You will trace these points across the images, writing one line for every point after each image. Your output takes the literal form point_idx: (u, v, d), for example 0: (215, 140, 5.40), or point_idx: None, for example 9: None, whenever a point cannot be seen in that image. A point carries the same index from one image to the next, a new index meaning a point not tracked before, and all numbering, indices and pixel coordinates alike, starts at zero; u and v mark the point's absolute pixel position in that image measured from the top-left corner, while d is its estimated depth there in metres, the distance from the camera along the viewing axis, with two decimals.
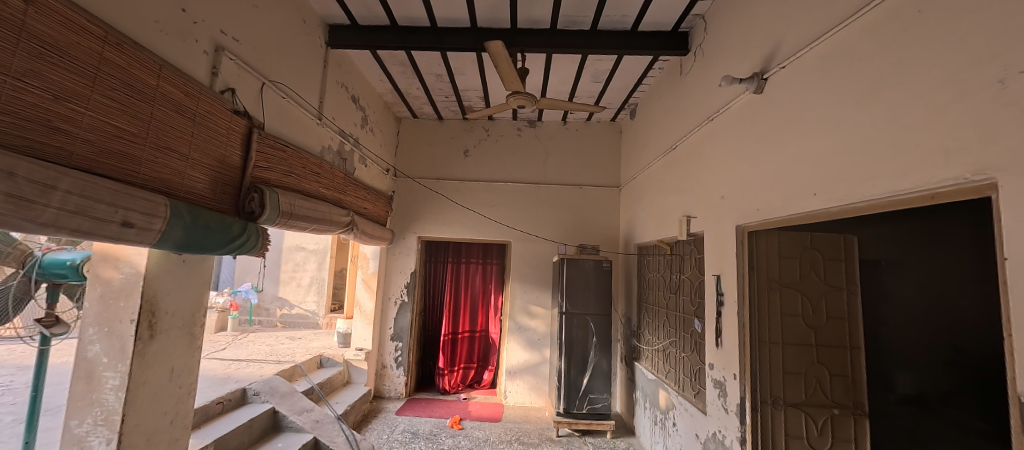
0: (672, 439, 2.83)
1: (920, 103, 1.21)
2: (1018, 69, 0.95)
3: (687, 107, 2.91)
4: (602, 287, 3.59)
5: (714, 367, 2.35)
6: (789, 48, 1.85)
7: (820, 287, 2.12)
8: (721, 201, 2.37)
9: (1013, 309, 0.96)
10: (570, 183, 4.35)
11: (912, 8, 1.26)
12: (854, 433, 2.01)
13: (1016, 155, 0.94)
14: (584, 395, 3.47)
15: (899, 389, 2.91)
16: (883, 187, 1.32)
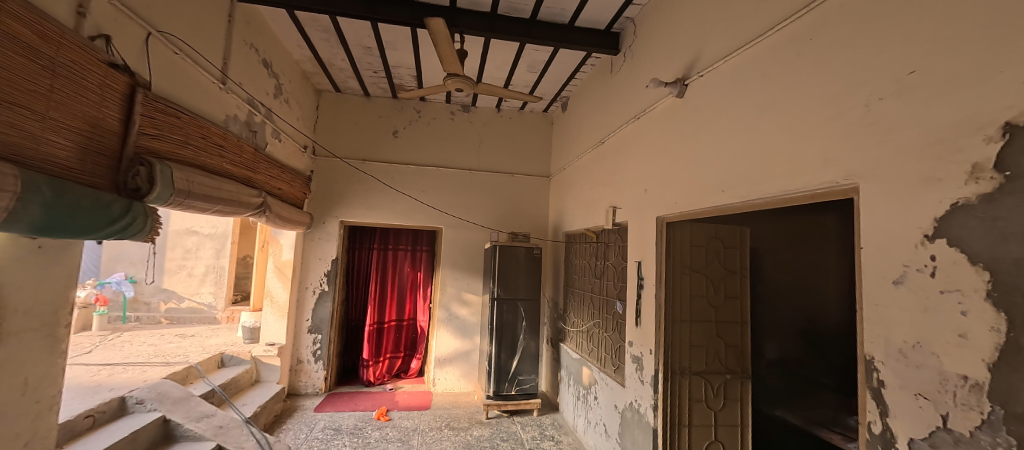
0: (594, 411, 3.05)
1: (808, 118, 1.38)
2: (879, 96, 1.12)
3: (616, 103, 3.06)
4: (533, 273, 3.69)
5: (634, 344, 2.56)
6: (708, 59, 2.01)
7: (720, 270, 2.38)
8: (645, 193, 2.56)
9: (863, 287, 1.12)
10: (503, 171, 4.37)
11: (806, 35, 1.43)
12: (740, 393, 2.34)
13: (875, 165, 1.11)
14: (513, 377, 3.58)
15: (767, 354, 3.29)
16: (776, 187, 1.49)
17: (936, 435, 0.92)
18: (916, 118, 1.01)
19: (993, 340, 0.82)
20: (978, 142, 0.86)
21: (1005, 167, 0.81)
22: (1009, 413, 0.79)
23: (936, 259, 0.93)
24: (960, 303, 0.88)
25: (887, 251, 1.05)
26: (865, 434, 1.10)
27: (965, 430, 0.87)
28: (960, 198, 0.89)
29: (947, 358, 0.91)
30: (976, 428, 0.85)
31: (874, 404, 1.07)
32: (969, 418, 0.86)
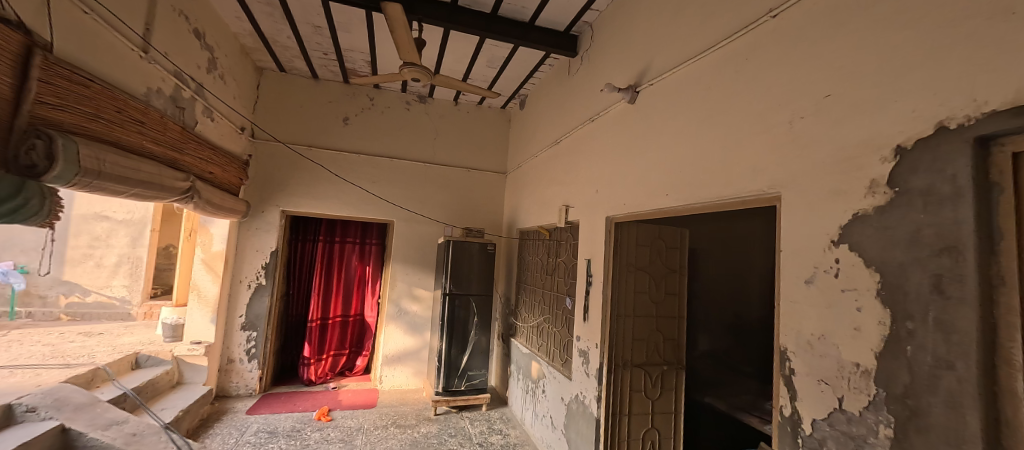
0: (541, 404, 3.08)
1: (737, 132, 1.38)
2: (800, 114, 1.15)
3: (572, 105, 3.04)
4: (486, 269, 3.68)
5: (580, 339, 2.56)
6: (658, 68, 1.92)
7: (662, 269, 2.43)
8: (596, 194, 2.50)
9: (783, 287, 1.17)
10: (458, 166, 4.31)
11: (742, 55, 1.41)
12: (676, 383, 2.43)
13: (795, 177, 1.14)
14: (463, 372, 3.55)
15: (701, 347, 3.49)
16: (707, 194, 1.49)
17: (833, 416, 0.99)
18: (829, 137, 1.05)
19: (881, 331, 0.90)
20: (877, 161, 0.93)
21: (896, 184, 0.89)
22: (891, 395, 0.87)
23: (839, 262, 1.00)
24: (856, 301, 0.95)
25: (802, 254, 1.11)
26: (778, 418, 1.15)
27: (856, 410, 0.94)
28: (860, 209, 0.96)
29: (845, 348, 0.97)
30: (864, 408, 0.93)
31: (786, 389, 1.13)
32: (859, 399, 0.94)
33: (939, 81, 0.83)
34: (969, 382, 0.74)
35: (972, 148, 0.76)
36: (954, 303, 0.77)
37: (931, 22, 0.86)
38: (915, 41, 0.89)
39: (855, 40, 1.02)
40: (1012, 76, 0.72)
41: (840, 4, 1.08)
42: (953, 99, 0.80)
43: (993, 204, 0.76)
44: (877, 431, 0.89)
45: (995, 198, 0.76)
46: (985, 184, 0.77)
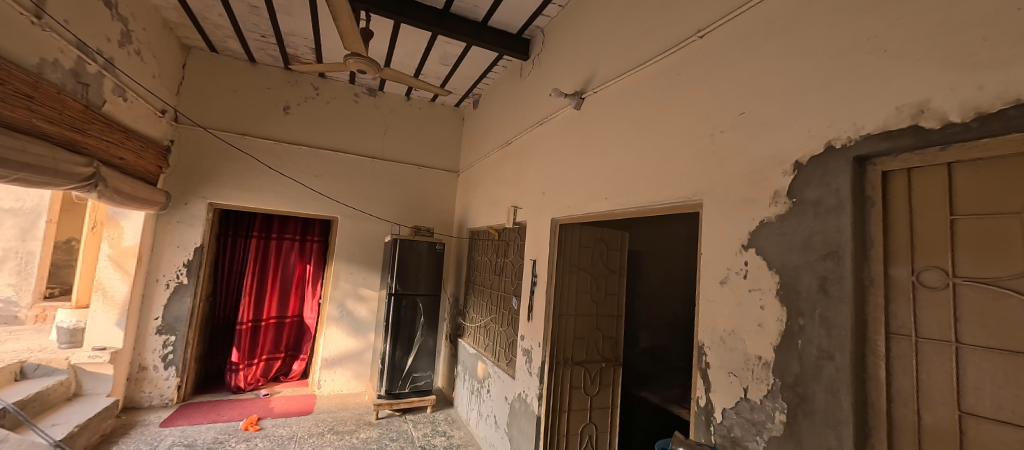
0: (485, 404, 3.08)
1: (668, 142, 1.46)
2: (720, 129, 1.24)
3: (522, 108, 3.06)
4: (434, 268, 3.60)
5: (524, 338, 2.59)
6: (602, 77, 2.00)
7: (603, 270, 2.53)
8: (542, 196, 2.55)
9: (701, 288, 1.25)
10: (407, 162, 4.18)
11: (674, 70, 1.50)
12: (613, 379, 2.54)
13: (714, 187, 1.23)
14: (407, 374, 3.46)
15: (640, 343, 3.65)
16: (641, 200, 1.56)
17: (739, 405, 1.08)
18: (743, 150, 1.15)
19: (779, 327, 1.00)
20: (781, 175, 1.03)
21: (794, 195, 0.99)
22: (785, 384, 0.96)
23: (748, 265, 1.10)
24: (761, 299, 1.05)
25: (718, 258, 1.20)
26: (694, 410, 1.22)
27: (757, 398, 1.03)
28: (765, 217, 1.06)
29: (751, 342, 1.06)
30: (763, 396, 1.02)
31: (702, 382, 1.21)
32: (760, 389, 1.03)
33: (831, 106, 0.94)
34: (844, 370, 0.85)
35: (852, 166, 0.88)
36: (836, 302, 0.88)
37: (826, 55, 0.97)
38: (812, 69, 1.00)
39: (767, 63, 1.12)
40: (884, 107, 0.84)
41: (756, 30, 1.17)
42: (839, 122, 0.91)
43: (866, 216, 0.88)
44: (773, 417, 0.98)
45: (867, 211, 0.88)
46: (861, 197, 0.88)
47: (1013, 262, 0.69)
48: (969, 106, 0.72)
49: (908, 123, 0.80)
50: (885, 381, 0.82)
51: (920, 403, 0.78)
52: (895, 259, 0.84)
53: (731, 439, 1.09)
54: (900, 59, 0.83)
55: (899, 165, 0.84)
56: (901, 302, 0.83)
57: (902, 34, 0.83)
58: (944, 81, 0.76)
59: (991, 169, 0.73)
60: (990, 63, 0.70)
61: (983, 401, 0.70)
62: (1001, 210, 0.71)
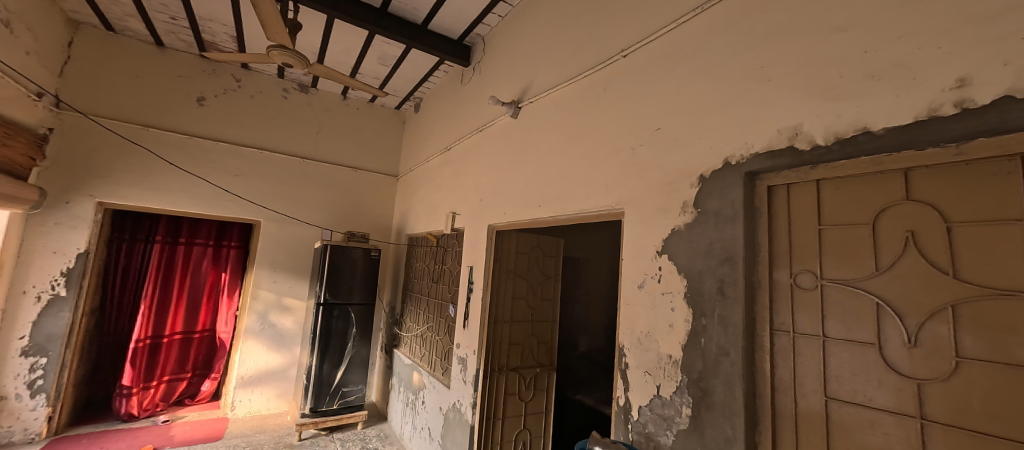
0: (420, 416, 2.97)
1: (595, 153, 1.54)
2: (639, 143, 1.33)
3: (463, 114, 3.05)
4: (369, 276, 3.42)
5: (460, 346, 2.54)
6: (537, 88, 2.05)
7: (539, 276, 2.58)
8: (480, 202, 2.54)
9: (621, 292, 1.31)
10: (341, 164, 3.95)
11: (600, 86, 1.58)
12: (547, 384, 2.60)
13: (633, 197, 1.31)
14: (336, 389, 3.22)
15: (580, 347, 3.64)
16: (570, 208, 1.62)
17: (652, 401, 1.15)
18: (658, 163, 1.23)
19: (686, 326, 1.08)
20: (689, 187, 1.12)
21: (698, 205, 1.09)
22: (690, 379, 1.05)
23: (661, 269, 1.18)
24: (671, 301, 1.13)
25: (635, 262, 1.27)
26: (616, 410, 1.28)
27: (668, 394, 1.11)
28: (675, 225, 1.15)
29: (663, 342, 1.14)
30: (673, 392, 1.09)
31: (621, 381, 1.27)
32: (670, 385, 1.10)
33: (728, 125, 1.05)
34: (738, 364, 0.94)
35: (744, 180, 0.99)
36: (731, 302, 0.97)
37: (725, 81, 1.08)
38: (714, 93, 1.11)
39: (678, 85, 1.23)
40: (769, 130, 0.95)
41: (670, 54, 1.28)
42: (734, 141, 1.03)
43: (755, 225, 0.99)
44: (681, 411, 1.06)
45: (756, 220, 0.99)
46: (751, 209, 0.99)
47: (863, 265, 0.82)
48: (830, 132, 0.84)
49: (786, 143, 0.92)
50: (769, 372, 0.93)
51: (797, 390, 0.89)
52: (778, 263, 0.95)
53: (646, 435, 1.15)
54: (780, 89, 0.95)
55: (780, 180, 0.95)
56: (782, 301, 0.94)
57: (782, 68, 0.95)
58: (813, 109, 0.88)
59: (847, 186, 0.86)
60: (845, 96, 0.83)
61: (843, 385, 0.82)
62: (854, 221, 0.84)
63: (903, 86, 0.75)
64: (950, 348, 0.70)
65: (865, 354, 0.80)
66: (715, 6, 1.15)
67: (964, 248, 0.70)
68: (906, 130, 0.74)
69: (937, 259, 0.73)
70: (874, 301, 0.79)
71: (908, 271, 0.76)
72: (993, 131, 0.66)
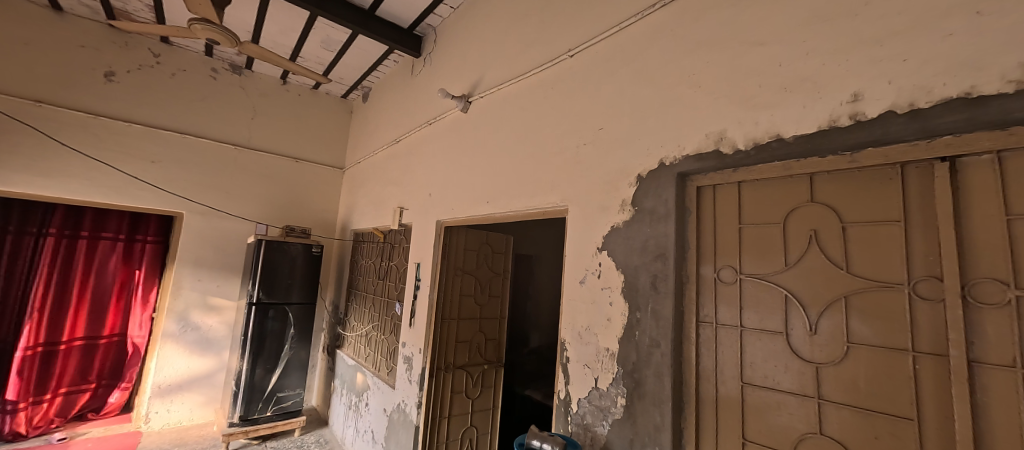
0: (363, 419, 2.86)
1: (542, 151, 1.56)
2: (583, 142, 1.36)
3: (413, 106, 2.96)
4: (309, 274, 3.22)
5: (406, 345, 2.47)
6: (487, 84, 2.04)
7: (488, 273, 2.58)
8: (428, 197, 2.48)
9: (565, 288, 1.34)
10: (279, 153, 3.66)
11: (548, 84, 1.60)
12: (495, 380, 2.60)
13: (578, 194, 1.34)
14: (270, 395, 3.00)
15: (530, 343, 3.70)
16: (518, 204, 1.63)
17: (591, 393, 1.19)
18: (601, 162, 1.27)
19: (623, 320, 1.13)
20: (629, 186, 1.17)
21: (636, 204, 1.14)
22: (625, 371, 1.10)
23: (601, 265, 1.22)
24: (610, 296, 1.18)
25: (577, 258, 1.31)
26: (557, 403, 1.30)
27: (605, 386, 1.15)
28: (615, 222, 1.19)
29: (601, 336, 1.18)
30: (610, 384, 1.14)
31: (562, 376, 1.29)
32: (607, 377, 1.15)
33: (664, 128, 1.10)
34: (667, 355, 1.00)
35: (675, 181, 1.05)
36: (663, 296, 1.03)
37: (662, 86, 1.14)
38: (652, 97, 1.16)
39: (621, 87, 1.27)
40: (699, 134, 1.02)
41: (613, 56, 1.32)
42: (669, 143, 1.08)
43: (686, 224, 1.06)
44: (616, 401, 1.11)
45: (686, 219, 1.06)
46: (682, 208, 1.06)
47: (775, 261, 0.90)
48: (749, 138, 0.92)
49: (712, 147, 0.98)
50: (695, 361, 0.99)
51: (718, 377, 0.96)
52: (704, 258, 1.02)
53: (585, 426, 1.19)
54: (710, 95, 1.01)
55: (708, 182, 1.02)
56: (707, 295, 1.00)
57: (712, 76, 1.02)
58: (736, 116, 0.95)
59: (763, 189, 0.94)
60: (764, 105, 0.90)
61: (756, 372, 0.89)
62: (769, 221, 0.92)
63: (810, 99, 0.83)
64: (843, 335, 0.78)
65: (774, 341, 0.88)
66: (655, 13, 1.21)
67: (855, 245, 0.79)
68: (811, 138, 0.82)
69: (834, 255, 0.82)
70: (783, 293, 0.87)
71: (810, 266, 0.84)
72: (878, 142, 0.75)
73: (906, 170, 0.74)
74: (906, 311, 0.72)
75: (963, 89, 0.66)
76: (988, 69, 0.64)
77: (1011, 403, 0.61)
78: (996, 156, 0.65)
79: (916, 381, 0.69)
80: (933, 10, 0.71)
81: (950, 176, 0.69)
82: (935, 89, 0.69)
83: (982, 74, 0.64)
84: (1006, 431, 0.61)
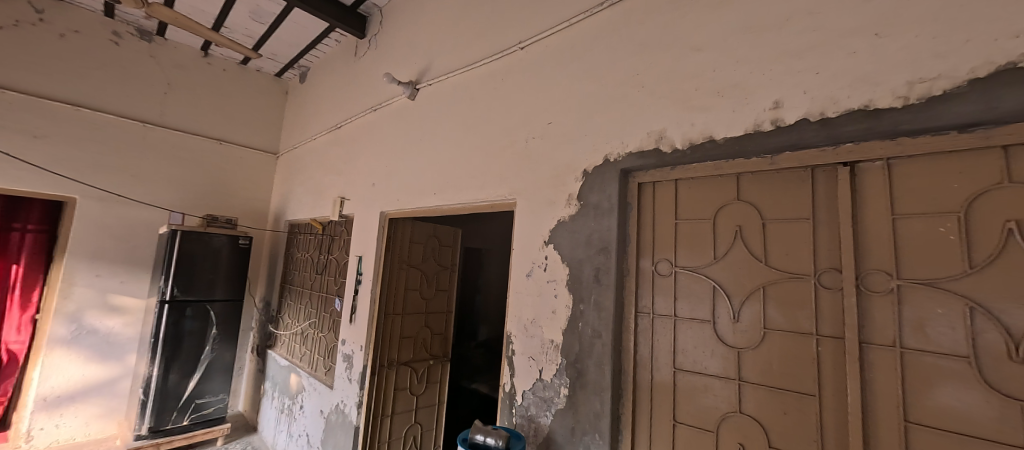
0: (297, 423, 2.69)
1: (491, 143, 1.54)
2: (533, 135, 1.37)
3: (356, 90, 2.79)
4: (235, 269, 2.95)
5: (346, 342, 2.35)
6: (436, 71, 1.98)
7: (435, 267, 2.53)
8: (372, 187, 2.37)
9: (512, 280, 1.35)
10: (200, 134, 3.29)
11: (499, 75, 1.58)
12: (440, 376, 2.57)
13: (526, 187, 1.35)
14: (187, 402, 2.72)
15: (478, 337, 3.76)
16: (466, 196, 1.61)
17: (535, 385, 1.21)
18: (550, 156, 1.29)
19: (567, 312, 1.16)
20: (576, 180, 1.19)
21: (582, 198, 1.17)
22: (568, 361, 1.13)
23: (548, 258, 1.24)
24: (555, 289, 1.20)
25: (524, 251, 1.32)
26: (502, 396, 1.31)
27: (549, 376, 1.18)
28: (562, 216, 1.22)
29: (547, 328, 1.20)
30: (554, 374, 1.17)
31: (508, 369, 1.30)
32: (551, 368, 1.18)
33: (610, 125, 1.14)
34: (608, 344, 1.04)
35: (619, 176, 1.09)
36: (605, 288, 1.07)
37: (609, 84, 1.17)
38: (599, 94, 1.19)
39: (570, 82, 1.29)
40: (641, 132, 1.06)
41: (564, 51, 1.34)
42: (613, 140, 1.12)
43: (627, 218, 1.11)
44: (559, 391, 1.14)
45: (628, 214, 1.11)
46: (624, 203, 1.11)
47: (706, 254, 0.97)
48: (686, 138, 0.98)
49: (653, 145, 1.03)
50: (633, 350, 1.04)
51: (653, 364, 1.02)
52: (643, 252, 1.08)
53: (529, 418, 1.21)
54: (652, 96, 1.06)
55: (649, 179, 1.07)
56: (645, 286, 1.06)
57: (655, 77, 1.06)
58: (675, 116, 1.01)
59: (697, 187, 1.00)
60: (699, 108, 0.96)
61: (687, 358, 0.96)
62: (701, 217, 0.99)
63: (739, 104, 0.90)
64: (761, 322, 0.86)
65: (703, 329, 0.95)
66: (603, 11, 1.23)
67: (773, 240, 0.87)
68: (739, 140, 0.89)
69: (756, 249, 0.89)
70: (712, 285, 0.94)
71: (735, 259, 0.92)
72: (794, 146, 0.83)
73: (816, 173, 0.83)
74: (812, 298, 0.81)
75: (863, 102, 0.74)
76: (883, 85, 0.73)
77: (890, 377, 0.71)
78: (886, 163, 0.75)
79: (819, 361, 0.78)
80: (842, 29, 0.79)
81: (851, 179, 0.78)
82: (841, 100, 0.77)
83: (878, 90, 0.73)
84: (886, 400, 0.71)
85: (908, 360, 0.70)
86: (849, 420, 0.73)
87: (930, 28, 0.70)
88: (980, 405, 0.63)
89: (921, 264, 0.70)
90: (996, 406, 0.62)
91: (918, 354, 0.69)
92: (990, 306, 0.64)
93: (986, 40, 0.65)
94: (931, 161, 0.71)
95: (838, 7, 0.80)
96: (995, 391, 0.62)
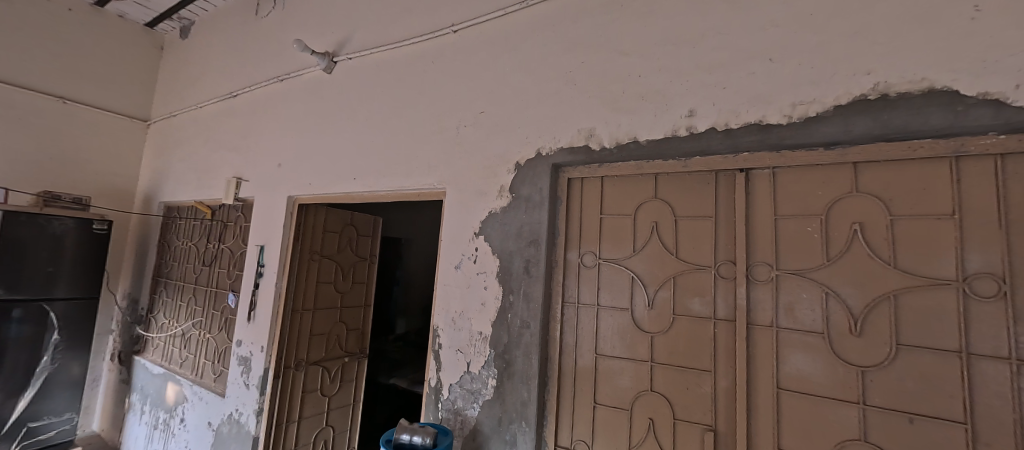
0: (176, 440, 2.32)
1: (420, 128, 1.47)
2: (464, 123, 1.34)
3: (257, 55, 2.44)
4: (86, 260, 2.41)
5: (241, 343, 2.07)
6: (357, 45, 1.82)
7: (351, 258, 2.37)
8: (277, 168, 2.11)
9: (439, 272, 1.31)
10: (34, 88, 2.60)
11: (429, 57, 1.51)
12: (355, 374, 2.42)
13: (456, 177, 1.32)
14: (14, 428, 2.17)
15: (397, 330, 3.49)
16: (391, 183, 1.51)
17: (462, 378, 1.20)
18: (481, 146, 1.27)
19: (496, 303, 1.16)
20: (507, 172, 1.20)
21: (513, 191, 1.18)
22: (496, 352, 1.14)
23: (477, 249, 1.23)
24: (485, 281, 1.20)
25: (452, 241, 1.29)
26: (427, 391, 1.28)
27: (477, 369, 1.17)
28: (492, 208, 1.21)
29: (475, 320, 1.20)
30: (481, 366, 1.17)
31: (433, 363, 1.27)
32: (479, 360, 1.17)
33: (543, 119, 1.16)
34: (536, 334, 1.07)
35: (550, 171, 1.12)
36: (535, 279, 1.10)
37: (542, 79, 1.19)
38: (533, 88, 1.20)
39: (504, 73, 1.28)
40: (571, 129, 1.10)
41: (499, 40, 1.32)
42: (545, 135, 1.14)
43: (556, 212, 1.14)
44: (487, 382, 1.14)
45: (558, 208, 1.15)
46: (554, 197, 1.14)
47: (626, 247, 1.04)
48: (613, 138, 1.03)
49: (583, 142, 1.08)
50: (558, 338, 1.09)
51: (577, 351, 1.07)
52: (571, 244, 1.12)
53: (455, 411, 1.20)
54: (583, 94, 1.10)
55: (578, 174, 1.12)
56: (571, 277, 1.11)
57: (586, 76, 1.11)
58: (603, 116, 1.06)
59: (621, 184, 1.07)
60: (625, 110, 1.03)
61: (607, 344, 1.03)
62: (623, 213, 1.06)
63: (659, 109, 0.98)
64: (671, 308, 0.96)
65: (622, 316, 1.02)
66: (538, 4, 1.24)
67: (683, 235, 0.97)
68: (659, 143, 0.97)
69: (668, 243, 0.99)
70: (631, 275, 1.02)
71: (651, 252, 1.01)
72: (704, 152, 0.93)
73: (719, 177, 0.94)
74: (712, 287, 0.92)
75: (758, 117, 0.86)
76: (773, 104, 0.85)
77: (768, 352, 0.84)
78: (774, 171, 0.88)
79: (715, 342, 0.90)
80: (745, 51, 0.90)
81: (746, 184, 0.90)
82: (741, 114, 0.88)
83: (769, 108, 0.85)
84: (765, 372, 0.84)
85: (782, 337, 0.83)
86: (737, 391, 0.85)
87: (810, 59, 0.83)
88: (830, 371, 0.78)
89: (794, 258, 0.84)
90: (840, 371, 0.77)
91: (790, 332, 0.83)
92: (840, 291, 0.79)
93: (847, 74, 0.79)
94: (805, 172, 0.85)
95: (742, 32, 0.91)
96: (840, 359, 0.77)
